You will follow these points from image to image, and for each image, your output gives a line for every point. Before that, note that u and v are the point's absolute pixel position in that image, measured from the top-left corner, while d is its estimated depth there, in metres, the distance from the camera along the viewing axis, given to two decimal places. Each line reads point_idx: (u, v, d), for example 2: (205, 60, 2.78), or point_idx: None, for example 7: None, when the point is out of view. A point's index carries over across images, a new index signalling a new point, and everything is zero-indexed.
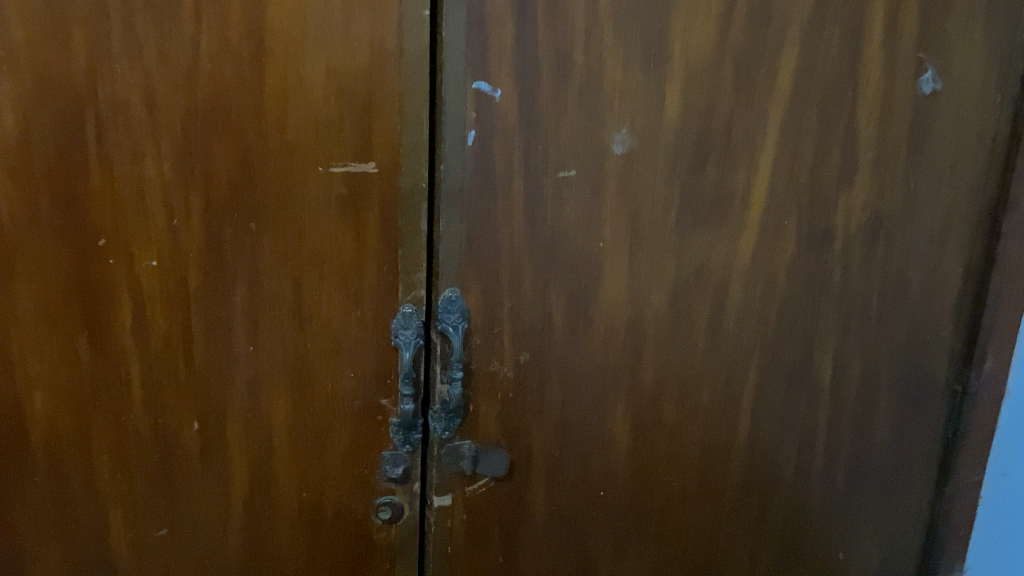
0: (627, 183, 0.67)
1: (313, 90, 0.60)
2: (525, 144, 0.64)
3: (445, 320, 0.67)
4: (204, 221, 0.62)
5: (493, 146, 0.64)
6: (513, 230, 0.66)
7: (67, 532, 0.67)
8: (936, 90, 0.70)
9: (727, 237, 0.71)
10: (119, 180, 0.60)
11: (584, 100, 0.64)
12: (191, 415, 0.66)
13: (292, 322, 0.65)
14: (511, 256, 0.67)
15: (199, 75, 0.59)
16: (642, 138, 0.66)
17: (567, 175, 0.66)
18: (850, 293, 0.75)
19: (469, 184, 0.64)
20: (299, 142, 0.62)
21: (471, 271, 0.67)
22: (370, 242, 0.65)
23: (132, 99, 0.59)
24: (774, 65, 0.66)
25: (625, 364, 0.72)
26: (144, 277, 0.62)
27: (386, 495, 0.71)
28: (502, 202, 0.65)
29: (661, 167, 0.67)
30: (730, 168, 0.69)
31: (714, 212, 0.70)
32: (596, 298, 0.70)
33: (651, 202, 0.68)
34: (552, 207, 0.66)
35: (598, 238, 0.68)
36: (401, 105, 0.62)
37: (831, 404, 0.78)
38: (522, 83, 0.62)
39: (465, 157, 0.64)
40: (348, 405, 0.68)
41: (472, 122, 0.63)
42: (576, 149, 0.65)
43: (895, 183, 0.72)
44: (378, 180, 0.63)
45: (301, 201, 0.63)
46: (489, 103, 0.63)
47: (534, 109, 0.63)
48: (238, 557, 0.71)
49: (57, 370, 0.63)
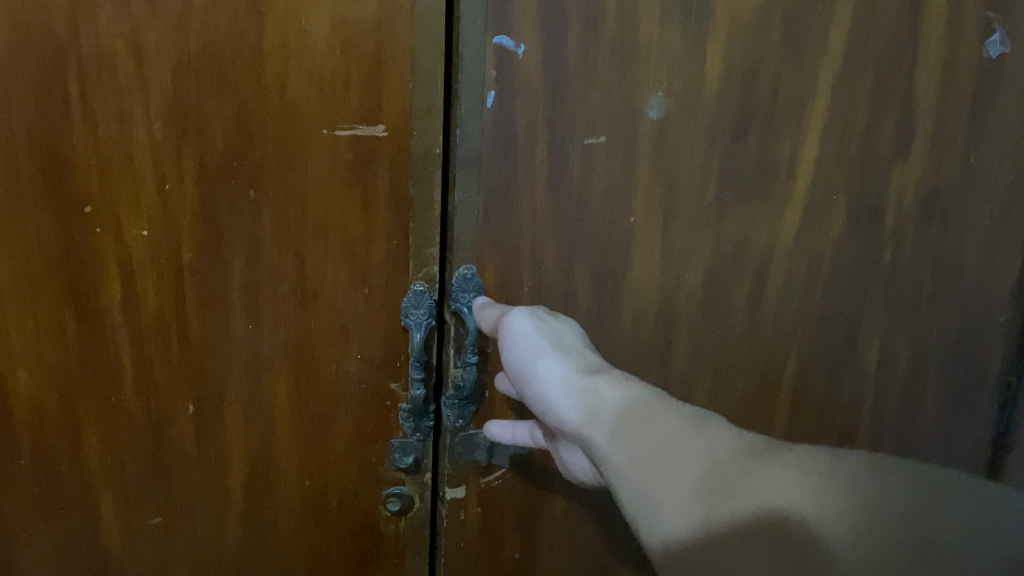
0: (661, 151, 0.60)
1: (316, 44, 0.54)
2: (552, 107, 0.57)
3: (460, 299, 0.61)
4: (197, 187, 0.57)
5: (516, 109, 0.57)
6: (536, 201, 0.60)
7: (54, 517, 0.63)
8: (1003, 54, 0.62)
9: (771, 213, 0.64)
10: (106, 142, 0.55)
11: (617, 57, 0.57)
12: (186, 396, 0.62)
13: (293, 298, 0.60)
14: (532, 230, 0.61)
15: (191, 25, 0.53)
16: (679, 100, 0.59)
17: (596, 141, 0.59)
18: (901, 276, 0.67)
19: (487, 150, 0.58)
20: (301, 101, 0.55)
21: (489, 247, 0.61)
22: (379, 213, 0.59)
23: (117, 50, 0.53)
24: (828, 21, 0.59)
25: (655, 350, 0.66)
26: (134, 248, 0.57)
27: (395, 486, 0.67)
28: (525, 171, 0.59)
29: (699, 134, 0.60)
30: (776, 137, 0.61)
31: (756, 184, 0.62)
32: (624, 279, 0.63)
33: (687, 172, 0.61)
34: (579, 177, 0.60)
35: (628, 212, 0.61)
36: (414, 62, 0.55)
37: (877, 398, 0.71)
38: (549, 37, 0.55)
39: (484, 121, 0.57)
40: (354, 388, 0.63)
41: (492, 81, 0.56)
42: (608, 113, 0.58)
43: (953, 154, 0.65)
44: (388, 145, 0.57)
45: (303, 166, 0.57)
46: (512, 60, 0.55)
47: (562, 68, 0.56)
48: (236, 547, 0.67)
49: (43, 345, 0.59)
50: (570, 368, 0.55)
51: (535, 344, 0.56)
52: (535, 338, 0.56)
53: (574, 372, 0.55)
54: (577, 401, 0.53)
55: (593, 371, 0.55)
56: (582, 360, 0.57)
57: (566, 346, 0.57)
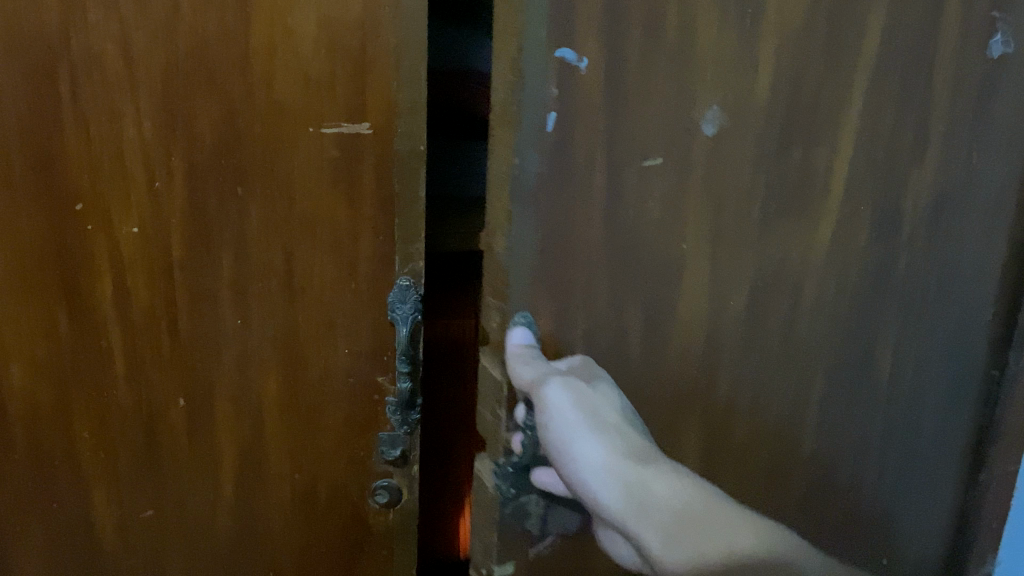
0: (719, 172, 0.51)
1: (302, 44, 0.55)
2: (611, 129, 0.45)
3: (514, 348, 0.48)
4: (186, 186, 0.57)
5: (580, 128, 0.44)
6: (591, 237, 0.47)
7: (48, 511, 0.64)
8: (1005, 54, 0.60)
9: (803, 230, 0.56)
10: (98, 142, 0.55)
11: (676, 67, 0.46)
12: (177, 391, 0.63)
13: (281, 294, 0.61)
14: (590, 277, 0.48)
15: (179, 26, 0.54)
16: (732, 113, 0.49)
17: (653, 163, 0.48)
18: (911, 289, 0.63)
19: (546, 186, 0.44)
20: (287, 99, 0.56)
21: (546, 296, 0.47)
22: (365, 209, 0.60)
23: (107, 51, 0.53)
24: (864, 19, 0.52)
25: (699, 389, 0.56)
26: (125, 244, 0.58)
27: (383, 479, 0.68)
28: (580, 201, 0.46)
29: (752, 147, 0.51)
30: (811, 150, 0.54)
31: (799, 198, 0.55)
32: (675, 319, 0.53)
33: (736, 192, 0.52)
34: (635, 209, 0.48)
35: (682, 239, 0.51)
36: (397, 61, 0.57)
37: (884, 399, 0.66)
38: (611, 44, 0.43)
39: (543, 150, 0.44)
40: (341, 382, 0.64)
41: (552, 100, 0.43)
42: (666, 131, 0.47)
43: (958, 159, 0.61)
44: (373, 142, 0.58)
45: (290, 163, 0.58)
46: (573, 77, 0.43)
47: (620, 75, 0.44)
48: (228, 541, 0.68)
49: (36, 342, 0.59)
50: (607, 454, 0.50)
51: (570, 426, 0.48)
52: (569, 417, 0.48)
53: (614, 455, 0.50)
54: (620, 491, 0.49)
55: (640, 455, 0.50)
56: (622, 441, 0.50)
57: (603, 424, 0.49)
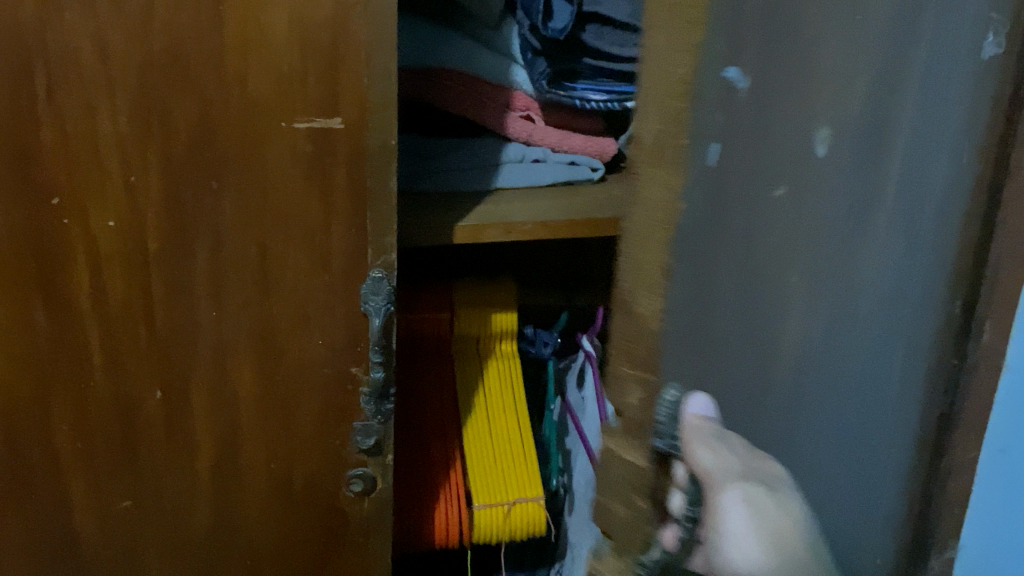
0: (818, 201, 0.37)
1: (275, 41, 0.57)
2: (744, 150, 0.32)
3: (664, 431, 0.34)
4: (162, 180, 0.58)
5: (739, 141, 0.32)
6: (717, 293, 0.34)
7: (26, 504, 0.65)
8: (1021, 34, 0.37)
9: (848, 256, 0.39)
10: (73, 137, 0.56)
11: (800, 67, 0.33)
12: (154, 383, 0.64)
13: (256, 286, 0.62)
14: (710, 338, 0.35)
15: (154, 23, 0.55)
16: (849, 131, 0.36)
17: (776, 194, 0.35)
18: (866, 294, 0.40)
19: (686, 222, 0.30)
20: (260, 94, 0.58)
21: (680, 380, 0.34)
22: (338, 203, 0.61)
23: (83, 49, 0.54)
24: None
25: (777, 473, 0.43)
26: (101, 238, 0.59)
27: (358, 468, 0.69)
28: (717, 242, 0.33)
29: (842, 163, 0.37)
30: (885, 153, 0.38)
31: (879, 227, 0.39)
32: (768, 390, 0.40)
33: (836, 236, 0.38)
34: (747, 251, 0.35)
35: (790, 281, 0.38)
36: (368, 57, 0.58)
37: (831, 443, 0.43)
38: (767, 26, 0.31)
39: (698, 187, 0.30)
40: (316, 373, 0.66)
41: (717, 128, 0.30)
42: (786, 150, 0.35)
43: None
44: (345, 137, 0.60)
45: (265, 158, 0.59)
46: (731, 100, 0.30)
47: (775, 57, 0.32)
48: (205, 530, 0.69)
49: (12, 334, 0.60)
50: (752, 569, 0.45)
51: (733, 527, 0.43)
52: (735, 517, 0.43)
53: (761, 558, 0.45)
54: None
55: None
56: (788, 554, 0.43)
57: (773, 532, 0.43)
